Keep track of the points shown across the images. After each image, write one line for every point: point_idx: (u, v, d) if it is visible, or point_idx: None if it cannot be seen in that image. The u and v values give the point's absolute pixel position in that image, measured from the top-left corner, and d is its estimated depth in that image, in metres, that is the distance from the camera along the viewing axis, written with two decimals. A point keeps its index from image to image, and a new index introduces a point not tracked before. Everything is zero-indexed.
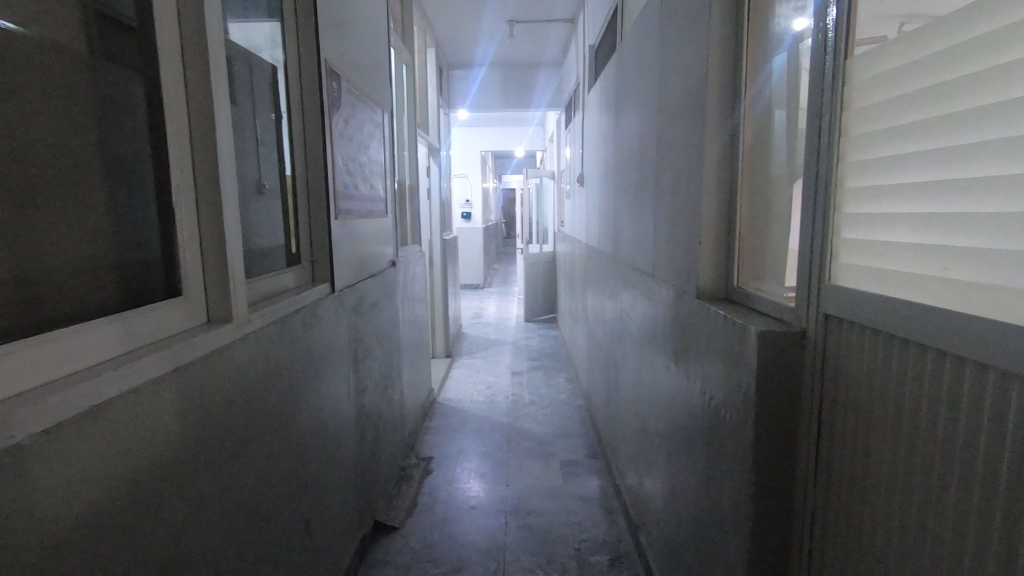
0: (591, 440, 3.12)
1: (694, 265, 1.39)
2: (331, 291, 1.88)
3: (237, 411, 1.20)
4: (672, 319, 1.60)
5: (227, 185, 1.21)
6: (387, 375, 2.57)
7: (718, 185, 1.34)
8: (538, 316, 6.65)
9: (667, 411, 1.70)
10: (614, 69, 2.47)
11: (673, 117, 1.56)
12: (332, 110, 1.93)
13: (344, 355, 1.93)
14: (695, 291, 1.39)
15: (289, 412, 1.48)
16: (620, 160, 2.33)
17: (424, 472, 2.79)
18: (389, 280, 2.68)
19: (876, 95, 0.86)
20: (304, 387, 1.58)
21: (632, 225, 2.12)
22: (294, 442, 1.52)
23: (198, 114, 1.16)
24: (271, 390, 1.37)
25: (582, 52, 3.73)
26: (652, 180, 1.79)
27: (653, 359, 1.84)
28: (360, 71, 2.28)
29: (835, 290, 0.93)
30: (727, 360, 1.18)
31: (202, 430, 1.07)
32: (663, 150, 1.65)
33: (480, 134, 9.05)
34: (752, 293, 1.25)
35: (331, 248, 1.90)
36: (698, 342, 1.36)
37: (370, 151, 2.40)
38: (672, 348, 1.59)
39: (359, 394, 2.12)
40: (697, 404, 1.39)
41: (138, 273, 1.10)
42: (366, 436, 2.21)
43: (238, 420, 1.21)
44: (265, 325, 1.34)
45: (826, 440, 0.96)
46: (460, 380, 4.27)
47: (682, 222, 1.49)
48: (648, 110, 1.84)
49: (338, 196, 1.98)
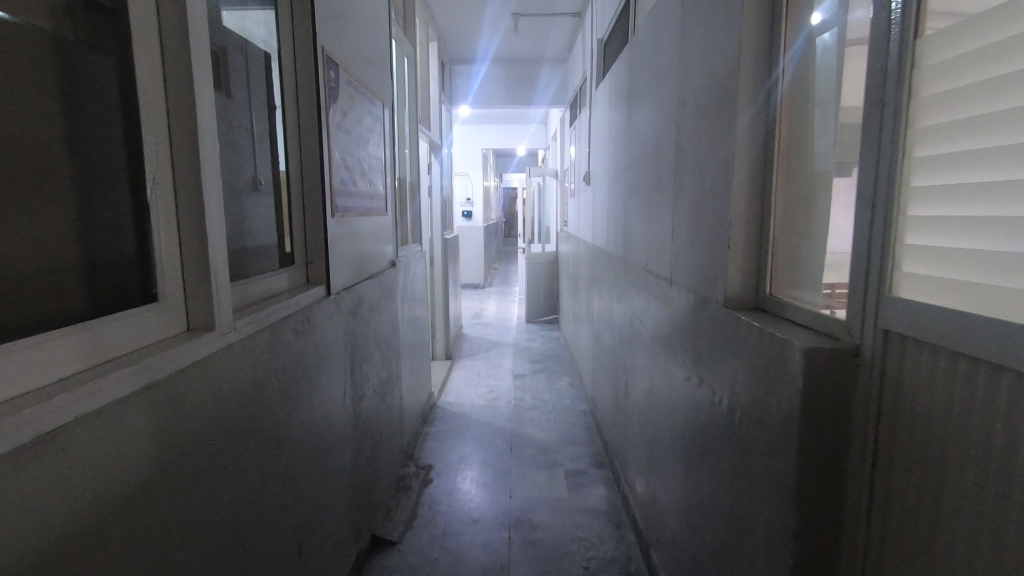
0: (597, 449, 3.00)
1: (720, 271, 1.27)
2: (327, 294, 1.76)
3: (221, 428, 1.09)
4: (692, 328, 1.48)
5: (212, 182, 1.09)
6: (386, 381, 2.46)
7: (749, 183, 1.22)
8: (539, 318, 6.55)
9: (685, 426, 1.58)
10: (626, 62, 2.35)
11: (697, 110, 1.44)
12: (329, 101, 1.80)
13: (338, 362, 1.80)
14: (722, 299, 1.27)
15: (280, 427, 1.37)
16: (633, 157, 2.22)
17: (423, 482, 2.67)
18: (388, 282, 2.56)
19: (951, 79, 0.74)
20: (296, 398, 1.47)
21: (646, 226, 2.00)
22: (283, 458, 1.40)
23: (177, 104, 1.03)
24: (260, 403, 1.26)
25: (590, 46, 3.61)
26: (671, 177, 1.67)
27: (669, 369, 1.73)
28: (359, 61, 2.16)
29: (898, 305, 0.80)
30: (764, 377, 1.06)
31: (179, 453, 0.96)
32: (684, 147, 1.54)
33: (482, 132, 8.94)
34: (787, 303, 1.13)
35: (327, 249, 1.77)
36: (726, 354, 1.24)
37: (370, 146, 2.28)
38: (693, 359, 1.48)
39: (355, 402, 2.00)
40: (723, 422, 1.27)
41: (108, 277, 0.99)
42: (363, 447, 2.09)
43: (222, 439, 1.09)
44: (250, 333, 1.22)
45: (884, 479, 0.83)
46: (461, 384, 4.16)
47: (707, 222, 1.37)
48: (667, 103, 1.71)
49: (336, 193, 1.85)
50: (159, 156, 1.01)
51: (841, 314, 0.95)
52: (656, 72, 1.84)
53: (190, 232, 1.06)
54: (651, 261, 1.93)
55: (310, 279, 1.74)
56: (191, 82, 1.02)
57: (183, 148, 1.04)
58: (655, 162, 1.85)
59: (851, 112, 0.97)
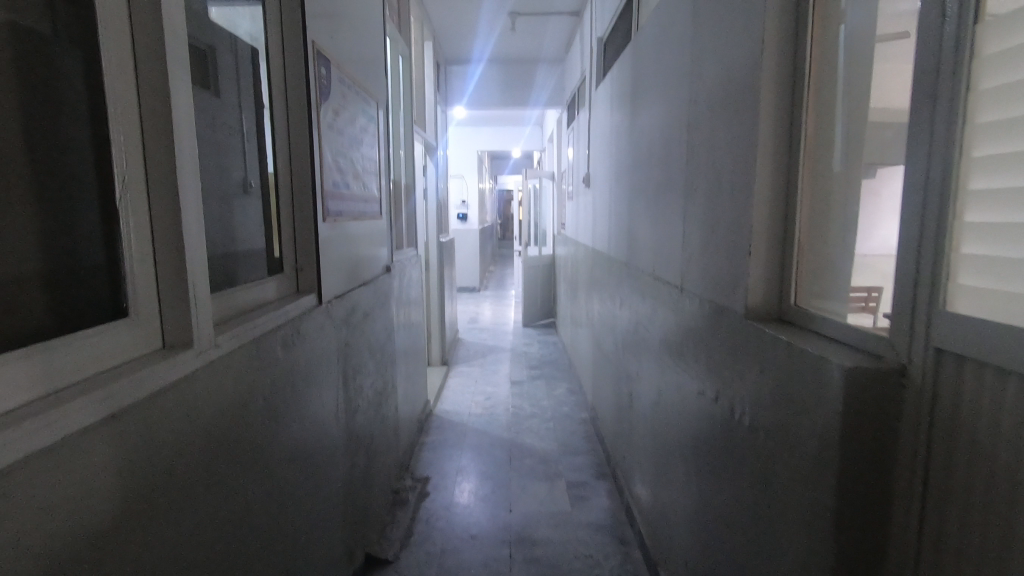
0: (598, 459, 2.92)
1: (741, 280, 1.19)
2: (319, 303, 1.65)
3: (199, 454, 0.99)
4: (707, 339, 1.40)
5: (190, 186, 0.98)
6: (381, 391, 2.36)
7: (771, 184, 1.14)
8: (536, 322, 6.46)
9: (698, 441, 1.50)
10: (630, 60, 2.26)
11: (714, 107, 1.35)
12: (321, 99, 1.69)
13: (330, 374, 1.71)
14: (743, 309, 1.18)
15: (266, 447, 1.28)
16: (638, 158, 2.13)
17: (419, 495, 2.58)
18: (383, 288, 2.47)
19: (1018, 69, 0.65)
20: (284, 416, 1.37)
21: (653, 230, 1.91)
22: (271, 479, 1.31)
23: (151, 100, 0.93)
24: (244, 423, 1.17)
25: (590, 45, 3.53)
26: (682, 179, 1.58)
27: (680, 381, 1.65)
28: (352, 58, 2.05)
29: (952, 322, 0.72)
30: (796, 395, 0.97)
31: (151, 484, 0.86)
32: (699, 146, 1.45)
33: (478, 134, 8.85)
34: (815, 314, 1.05)
35: (319, 254, 1.67)
36: (748, 368, 1.16)
37: (364, 147, 2.18)
38: (709, 372, 1.39)
39: (348, 415, 1.91)
40: (744, 441, 1.19)
41: (75, 288, 0.90)
42: (357, 462, 1.99)
43: (201, 465, 1.00)
44: (233, 349, 1.12)
45: (936, 519, 0.74)
46: (457, 391, 4.06)
47: (724, 227, 1.28)
48: (677, 101, 1.63)
49: (328, 196, 1.75)
50: (130, 158, 0.91)
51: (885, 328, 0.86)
52: (664, 68, 1.75)
53: (164, 240, 0.96)
54: (658, 266, 1.84)
55: (299, 287, 1.64)
56: (165, 75, 0.92)
57: (156, 147, 0.94)
58: (664, 163, 1.76)
59: (896, 107, 0.88)
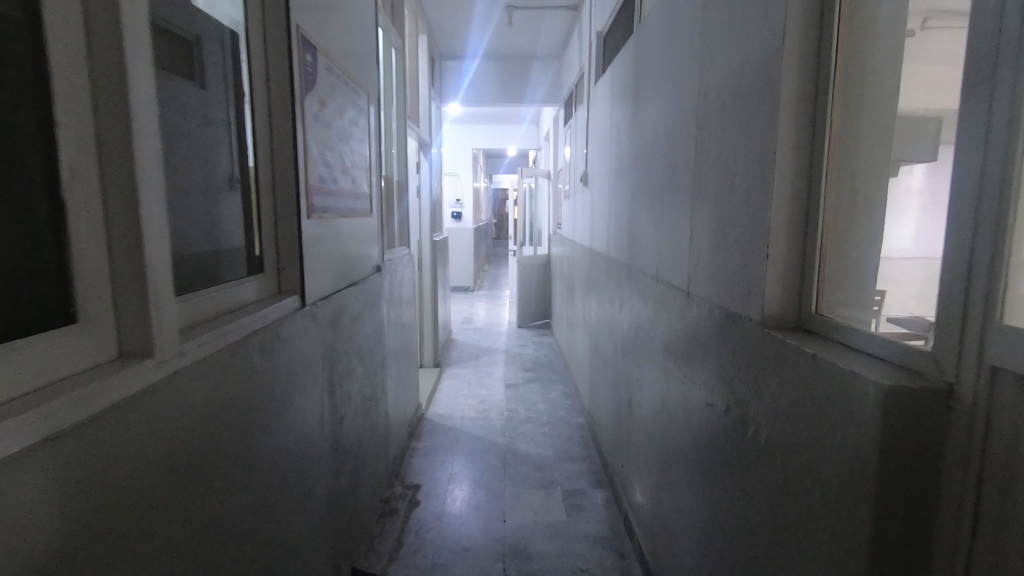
0: (595, 467, 2.83)
1: (757, 285, 1.10)
2: (303, 305, 1.55)
3: (163, 475, 0.89)
4: (719, 347, 1.31)
5: (151, 180, 0.87)
6: (370, 396, 2.26)
7: (792, 181, 1.05)
8: (531, 323, 6.38)
9: (706, 455, 1.41)
10: (633, 52, 2.17)
11: (728, 99, 1.26)
12: (307, 88, 1.58)
13: (314, 380, 1.61)
14: (760, 316, 1.09)
15: (242, 463, 1.18)
16: (642, 154, 2.03)
17: (410, 504, 2.48)
18: (373, 289, 2.37)
19: None
20: (262, 429, 1.27)
21: (657, 230, 1.82)
22: (248, 491, 1.21)
23: (106, 81, 0.82)
24: (217, 437, 1.07)
25: (588, 39, 3.44)
26: (690, 176, 1.49)
27: (686, 389, 1.56)
28: (342, 46, 1.94)
29: (1012, 337, 0.63)
30: (823, 413, 0.88)
31: (107, 509, 0.76)
32: (710, 142, 1.35)
33: (473, 132, 8.75)
34: (841, 323, 0.96)
35: (303, 253, 1.56)
36: (766, 382, 1.07)
37: (354, 141, 2.07)
38: (720, 383, 1.30)
39: (334, 423, 1.81)
40: (760, 458, 1.10)
41: (28, 291, 0.79)
42: (343, 473, 1.89)
43: (165, 487, 0.90)
44: (203, 356, 1.02)
45: (989, 558, 0.65)
46: (450, 393, 3.97)
47: (738, 227, 1.19)
48: (686, 93, 1.53)
49: (314, 192, 1.64)
50: (81, 146, 0.80)
51: (923, 342, 0.78)
52: (672, 59, 1.65)
53: (123, 239, 0.85)
54: (663, 268, 1.76)
55: (282, 288, 1.53)
56: (121, 53, 0.81)
57: (113, 135, 0.83)
58: (669, 160, 1.67)
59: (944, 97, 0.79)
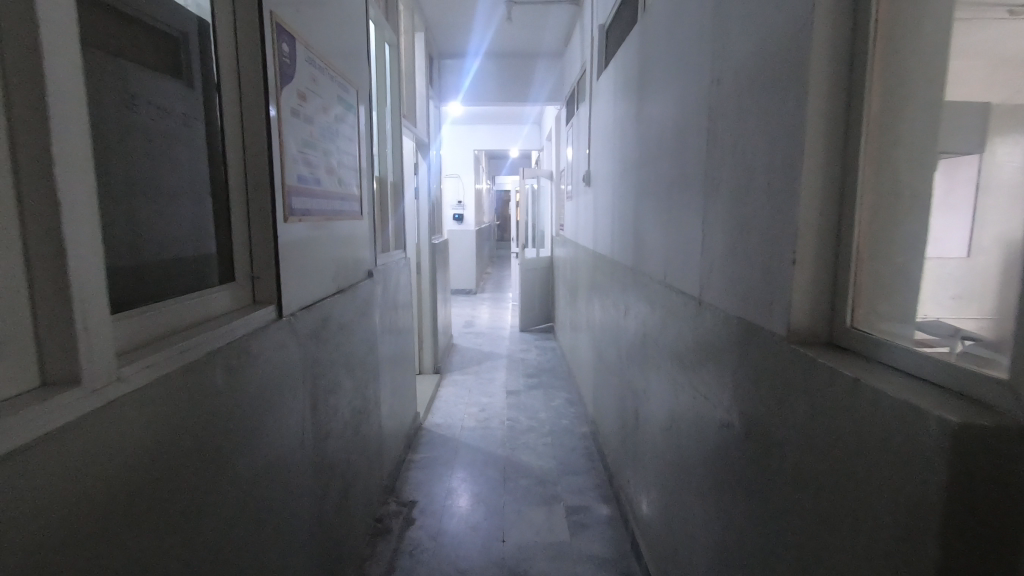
0: (600, 480, 2.70)
1: (782, 295, 0.97)
2: (280, 316, 1.42)
3: (115, 505, 0.79)
4: (736, 363, 1.17)
5: (77, 183, 0.75)
6: (361, 410, 2.14)
7: (822, 177, 0.92)
8: (534, 326, 6.25)
9: (722, 480, 1.28)
10: (638, 42, 2.04)
11: (745, 87, 1.13)
12: (283, 80, 1.45)
13: (294, 398, 1.48)
14: (786, 330, 0.96)
15: (214, 486, 1.08)
16: (648, 151, 1.90)
17: (404, 522, 2.36)
18: (364, 295, 2.25)
19: None
20: (234, 452, 1.16)
21: (664, 232, 1.69)
22: (222, 516, 1.11)
23: (18, 66, 0.69)
24: (178, 466, 0.95)
25: (591, 34, 3.31)
26: (702, 173, 1.36)
27: (699, 406, 1.43)
28: (326, 37, 1.82)
29: None
30: (867, 449, 0.75)
31: (41, 551, 0.67)
32: (726, 134, 1.22)
33: (474, 132, 8.63)
34: (883, 340, 0.82)
35: (280, 260, 1.44)
36: (793, 406, 0.94)
37: (341, 138, 1.94)
38: (738, 403, 1.17)
39: (319, 442, 1.68)
40: (788, 492, 0.96)
41: None
42: (330, 495, 1.77)
43: (118, 519, 0.80)
44: (155, 380, 0.90)
45: None
46: (450, 401, 3.85)
47: (759, 229, 1.06)
48: (697, 82, 1.40)
49: (293, 193, 1.51)
50: None
51: (948, 350, 0.74)
52: (681, 46, 1.52)
53: (41, 251, 0.73)
54: (671, 273, 1.63)
55: (258, 298, 1.41)
56: (34, 32, 0.68)
57: (27, 130, 0.70)
58: (678, 157, 1.54)
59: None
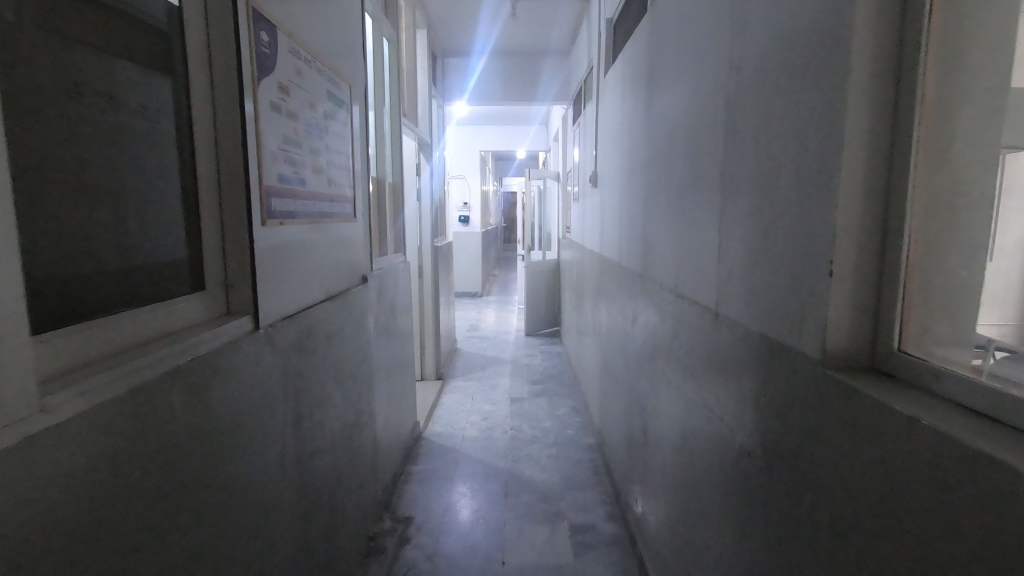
0: (607, 496, 2.57)
1: (816, 314, 0.84)
2: (255, 328, 1.31)
3: (59, 543, 0.72)
4: (759, 386, 1.04)
5: None
6: (352, 423, 2.03)
7: (865, 172, 0.79)
8: (540, 330, 6.12)
9: (743, 514, 1.15)
10: (647, 32, 1.91)
11: (771, 76, 1.00)
12: (260, 71, 1.33)
13: (272, 416, 1.37)
14: (821, 356, 0.83)
15: (186, 511, 1.00)
16: (658, 149, 1.77)
17: (399, 540, 2.24)
18: (358, 302, 2.13)
19: None
20: (206, 476, 1.07)
21: (676, 236, 1.56)
22: (195, 544, 1.03)
23: None
24: (135, 496, 0.86)
25: (598, 29, 3.18)
26: (719, 172, 1.23)
27: (715, 429, 1.29)
28: (313, 28, 1.71)
29: None
30: (936, 505, 0.62)
31: None
32: (749, 127, 1.09)
33: (480, 133, 8.50)
34: (941, 370, 0.69)
35: (256, 267, 1.33)
36: (833, 445, 0.80)
37: (331, 136, 1.83)
38: (762, 432, 1.04)
39: (303, 461, 1.57)
40: (823, 541, 0.83)
41: None
42: (315, 518, 1.65)
43: (65, 557, 0.72)
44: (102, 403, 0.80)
45: None
46: (452, 409, 3.72)
47: (787, 237, 0.93)
48: (714, 72, 1.27)
49: (272, 194, 1.40)
50: None
51: (979, 360, 0.69)
52: (697, 34, 1.39)
53: None
54: (684, 281, 1.50)
55: (231, 308, 1.29)
56: None
57: None
58: (692, 155, 1.41)
59: None
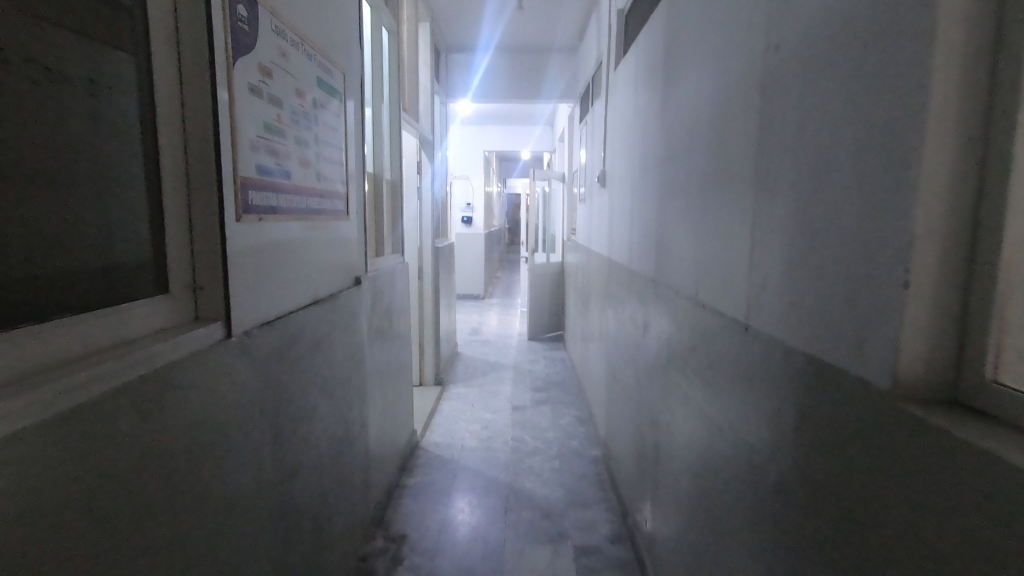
0: (613, 514, 2.43)
1: (884, 333, 0.70)
2: (228, 335, 1.17)
3: None
4: (801, 414, 0.90)
5: None
6: (342, 436, 1.89)
7: (952, 161, 0.64)
8: (543, 335, 5.97)
9: (776, 558, 1.00)
10: (665, 18, 1.78)
11: (820, 52, 0.86)
12: (236, 50, 1.20)
13: (247, 434, 1.23)
14: (889, 384, 0.69)
15: (146, 538, 0.88)
16: (676, 143, 1.63)
17: (391, 559, 2.10)
18: (350, 306, 1.99)
19: None
20: (170, 504, 0.94)
21: (697, 238, 1.42)
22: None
23: None
24: (77, 530, 0.74)
25: (608, 22, 3.05)
26: (751, 166, 1.09)
27: (742, 456, 1.15)
28: (303, 8, 1.57)
29: None
30: None
31: None
32: (792, 113, 0.94)
33: (484, 132, 8.33)
34: None
35: (230, 268, 1.19)
36: (906, 496, 0.66)
37: (321, 126, 1.69)
38: (804, 466, 0.89)
39: (283, 481, 1.43)
40: None
41: None
42: (296, 542, 1.51)
43: None
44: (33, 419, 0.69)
45: None
46: (452, 417, 3.58)
47: (842, 241, 0.79)
48: (746, 54, 1.13)
49: (249, 187, 1.26)
50: None
51: None
52: (726, 13, 1.25)
53: None
54: (706, 287, 1.36)
55: (201, 314, 1.16)
56: None
57: None
58: (717, 147, 1.27)
59: None
